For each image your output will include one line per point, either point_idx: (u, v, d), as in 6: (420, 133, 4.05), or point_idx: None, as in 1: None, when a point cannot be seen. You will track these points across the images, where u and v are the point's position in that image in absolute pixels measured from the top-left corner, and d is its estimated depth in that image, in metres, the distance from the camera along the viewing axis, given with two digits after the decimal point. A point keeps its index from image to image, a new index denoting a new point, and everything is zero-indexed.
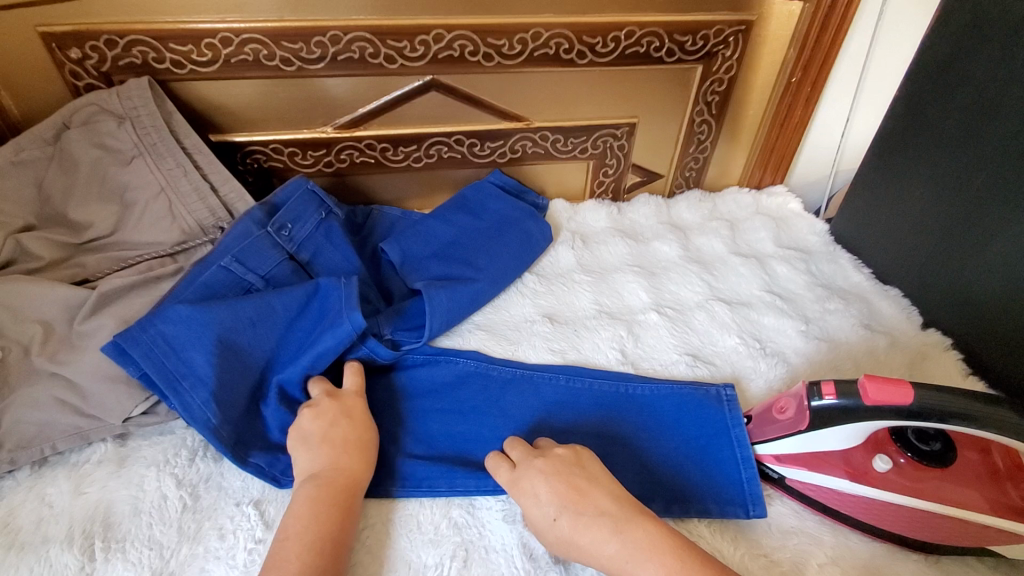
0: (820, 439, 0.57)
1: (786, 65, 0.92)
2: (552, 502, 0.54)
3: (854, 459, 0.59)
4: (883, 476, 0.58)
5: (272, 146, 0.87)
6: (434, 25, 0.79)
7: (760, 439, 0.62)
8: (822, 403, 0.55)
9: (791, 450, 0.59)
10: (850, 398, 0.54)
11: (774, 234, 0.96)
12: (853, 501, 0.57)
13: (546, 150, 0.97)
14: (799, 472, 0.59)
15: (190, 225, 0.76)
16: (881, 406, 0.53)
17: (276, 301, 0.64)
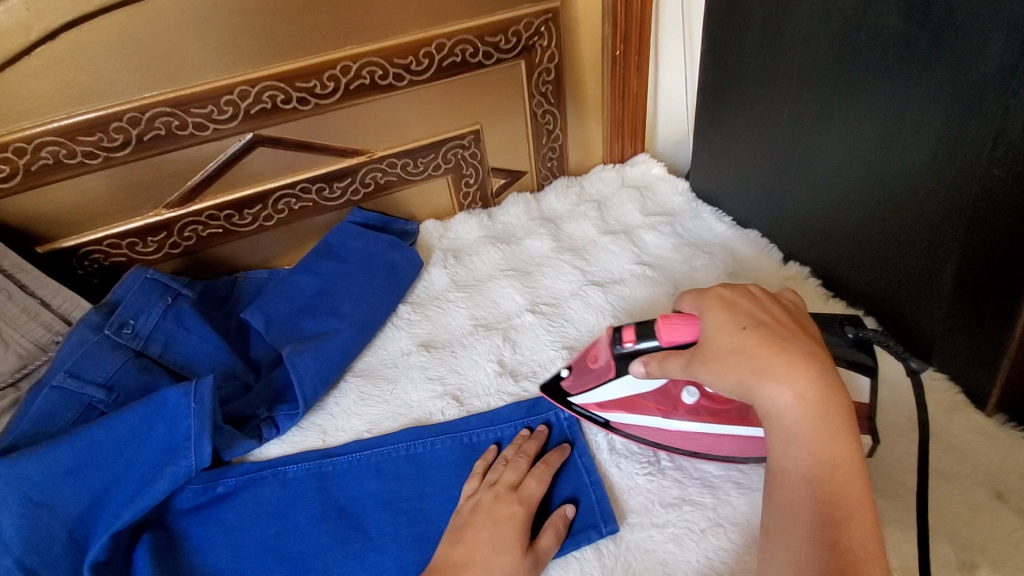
0: (627, 383, 0.59)
1: (605, 41, 0.94)
2: (759, 322, 0.49)
3: (666, 396, 0.60)
4: (690, 407, 0.59)
5: (108, 243, 0.83)
6: (235, 83, 0.77)
7: (581, 390, 0.62)
8: (624, 350, 0.56)
9: (612, 396, 0.61)
10: (647, 341, 0.55)
11: (640, 204, 0.98)
12: (666, 433, 0.61)
13: (399, 175, 0.95)
14: (619, 415, 0.62)
15: (26, 347, 0.72)
16: (675, 344, 0.53)
17: (102, 437, 0.59)
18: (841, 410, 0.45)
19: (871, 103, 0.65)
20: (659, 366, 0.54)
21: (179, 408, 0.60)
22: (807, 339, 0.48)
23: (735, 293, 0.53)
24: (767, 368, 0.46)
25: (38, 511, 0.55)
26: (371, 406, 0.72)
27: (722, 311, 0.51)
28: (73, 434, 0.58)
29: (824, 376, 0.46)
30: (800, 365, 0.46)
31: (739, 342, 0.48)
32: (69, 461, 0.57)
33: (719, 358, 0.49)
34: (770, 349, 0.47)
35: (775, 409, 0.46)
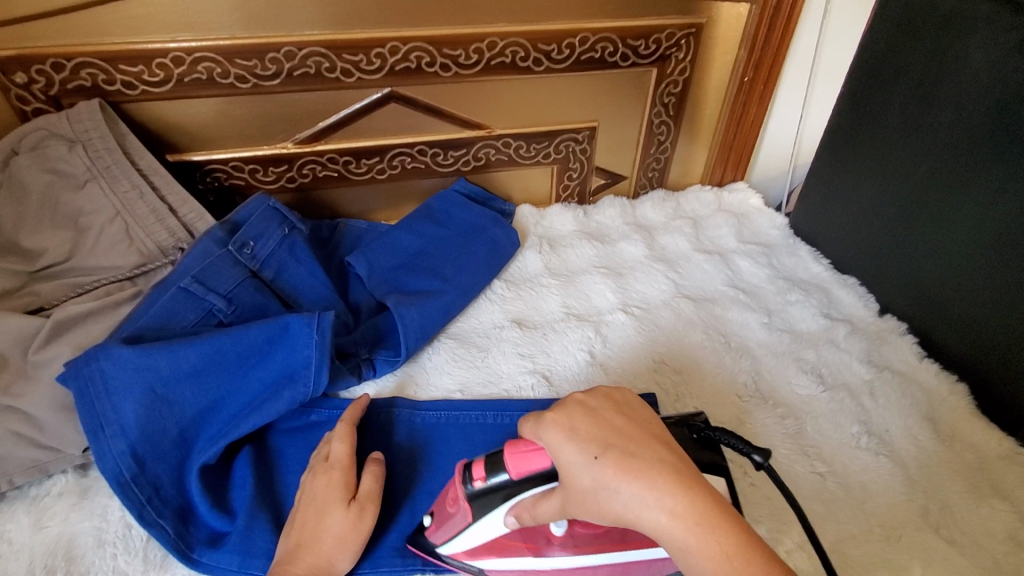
0: (487, 526, 0.54)
1: (737, 66, 0.95)
2: (608, 444, 0.45)
3: (531, 532, 0.56)
4: (566, 536, 0.56)
5: (233, 164, 0.87)
6: (389, 38, 0.79)
7: (443, 539, 0.56)
8: (474, 488, 0.53)
9: (469, 545, 0.55)
10: (496, 475, 0.52)
11: (736, 230, 0.98)
12: (567, 572, 0.57)
13: (509, 156, 0.97)
14: (491, 560, 0.57)
15: (149, 248, 0.74)
16: (527, 474, 0.51)
17: (226, 346, 0.60)
18: (705, 503, 0.42)
19: (1013, 175, 0.66)
20: (529, 513, 0.51)
21: (301, 336, 0.62)
22: (648, 445, 0.46)
23: (569, 412, 0.48)
24: (622, 490, 0.43)
25: (156, 402, 0.58)
26: (463, 368, 0.74)
27: (591, 421, 0.47)
28: (200, 338, 0.60)
29: (670, 482, 0.43)
30: (657, 482, 0.43)
31: (597, 475, 0.44)
32: (193, 363, 0.59)
33: (590, 493, 0.45)
34: (627, 475, 0.43)
35: (654, 529, 0.42)
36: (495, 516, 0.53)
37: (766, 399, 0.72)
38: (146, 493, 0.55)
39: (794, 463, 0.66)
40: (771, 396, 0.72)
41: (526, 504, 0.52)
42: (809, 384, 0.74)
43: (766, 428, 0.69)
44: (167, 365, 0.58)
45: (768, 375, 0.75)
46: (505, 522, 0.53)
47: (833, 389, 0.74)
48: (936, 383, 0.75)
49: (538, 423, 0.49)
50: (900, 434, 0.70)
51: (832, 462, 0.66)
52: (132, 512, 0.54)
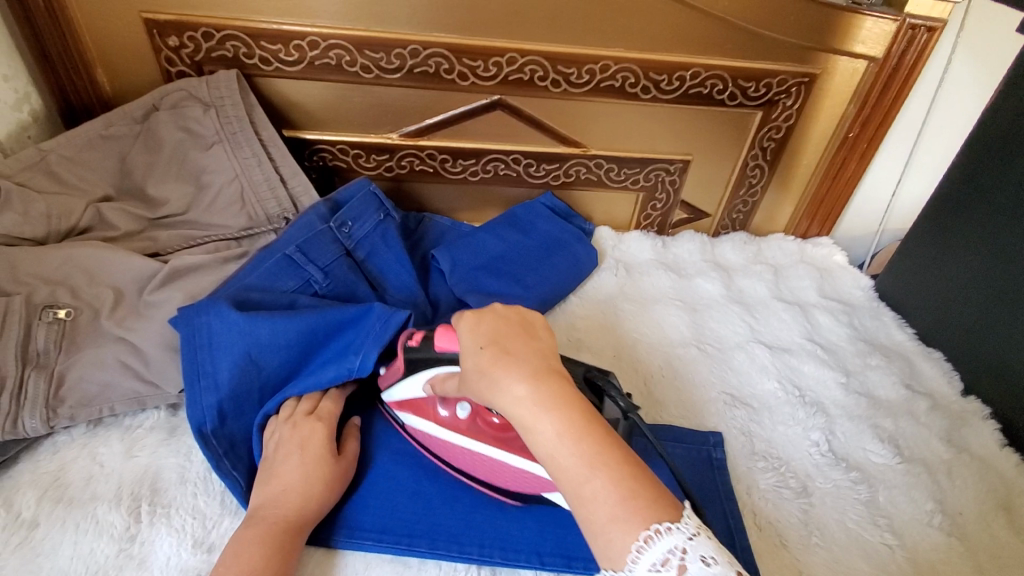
0: (411, 385, 0.59)
1: (844, 121, 0.94)
2: (495, 341, 0.50)
3: (444, 400, 0.59)
4: (467, 418, 0.58)
5: (339, 147, 0.91)
6: (508, 48, 0.83)
7: (386, 387, 0.62)
8: (409, 351, 0.58)
9: (400, 398, 0.61)
10: (427, 344, 0.57)
11: (818, 284, 0.96)
12: (449, 446, 0.60)
13: (598, 177, 0.98)
14: (410, 417, 0.62)
15: (258, 213, 0.79)
16: (447, 352, 0.55)
17: (320, 331, 0.62)
18: (560, 394, 0.46)
19: None
20: (439, 386, 0.56)
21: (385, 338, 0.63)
22: (531, 349, 0.50)
23: (481, 314, 0.53)
24: (488, 377, 0.48)
25: (250, 365, 0.60)
26: None
27: (493, 324, 0.51)
28: (300, 314, 0.62)
29: (536, 375, 0.47)
30: (520, 368, 0.47)
31: (476, 361, 0.49)
32: (289, 339, 0.61)
33: (471, 376, 0.50)
34: (496, 363, 0.48)
35: (507, 411, 0.47)
36: (416, 379, 0.58)
37: (837, 460, 0.70)
38: (223, 447, 0.58)
39: (862, 530, 0.63)
40: (843, 459, 0.70)
41: (439, 378, 0.56)
42: (883, 454, 0.71)
43: (835, 489, 0.67)
44: (265, 336, 0.60)
45: (840, 436, 0.73)
46: (422, 387, 0.58)
47: (908, 461, 0.71)
48: (1019, 475, 0.71)
49: (461, 312, 0.54)
50: (976, 521, 0.66)
51: (902, 538, 0.64)
52: (210, 461, 0.57)
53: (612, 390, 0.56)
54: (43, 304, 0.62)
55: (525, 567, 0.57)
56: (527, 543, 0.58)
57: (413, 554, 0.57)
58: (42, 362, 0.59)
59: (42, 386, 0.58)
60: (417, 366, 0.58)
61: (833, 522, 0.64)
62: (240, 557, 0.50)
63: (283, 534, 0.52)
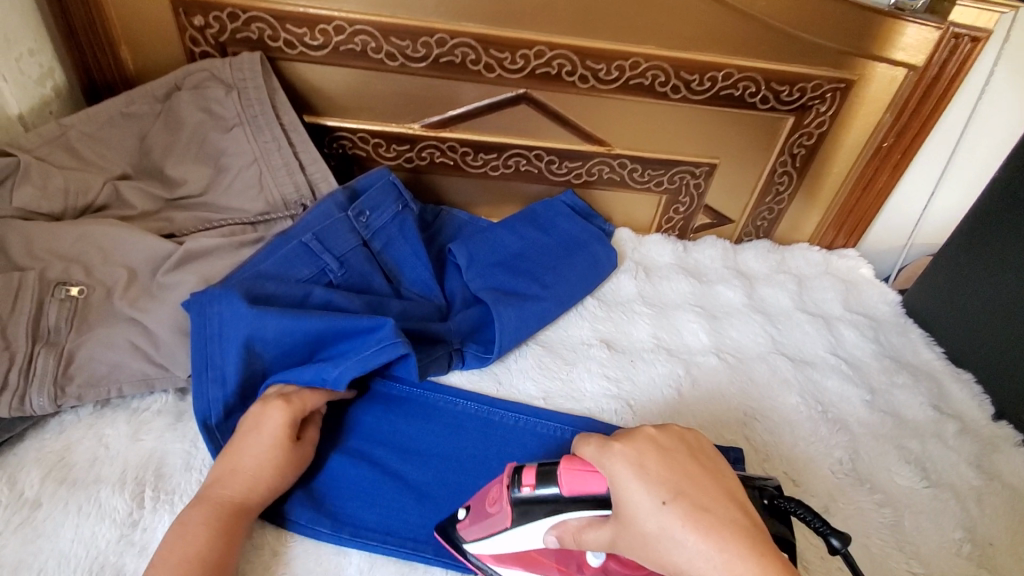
0: (524, 533, 0.53)
1: (877, 130, 0.91)
2: (679, 492, 0.44)
3: (560, 557, 0.57)
4: (598, 567, 0.55)
5: (360, 135, 0.90)
6: (538, 41, 0.81)
7: (474, 535, 0.55)
8: (520, 494, 0.52)
9: (493, 550, 0.55)
10: (547, 486, 0.51)
11: (843, 296, 0.93)
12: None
13: (621, 178, 0.96)
14: (516, 568, 0.57)
15: (275, 198, 0.77)
16: (578, 495, 0.50)
17: (325, 331, 0.61)
18: (782, 573, 0.40)
19: None
20: (571, 536, 0.51)
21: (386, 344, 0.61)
22: (718, 497, 0.44)
23: (637, 446, 0.47)
24: (689, 543, 0.42)
25: (257, 358, 0.60)
26: (549, 377, 0.74)
27: (664, 462, 0.46)
28: (309, 316, 0.60)
29: (750, 545, 0.41)
30: (720, 534, 0.41)
31: (664, 520, 0.43)
32: (295, 336, 0.60)
33: (651, 538, 0.44)
34: (694, 526, 0.42)
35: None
36: (533, 527, 0.52)
37: (862, 481, 0.68)
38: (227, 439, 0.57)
39: (887, 556, 0.61)
40: (868, 480, 0.68)
41: (569, 527, 0.51)
42: (909, 478, 0.69)
43: (859, 512, 0.64)
44: (270, 333, 0.59)
45: (865, 456, 0.70)
46: (546, 536, 0.53)
47: (936, 485, 0.69)
48: None
49: (609, 445, 0.48)
50: (1007, 551, 0.64)
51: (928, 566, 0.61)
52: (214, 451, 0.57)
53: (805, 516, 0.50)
54: (56, 281, 0.61)
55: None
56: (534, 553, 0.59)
57: (418, 558, 0.57)
58: (53, 340, 0.59)
59: (50, 364, 0.57)
60: (535, 515, 0.52)
61: (856, 545, 0.61)
62: (182, 540, 0.49)
63: (229, 516, 0.51)
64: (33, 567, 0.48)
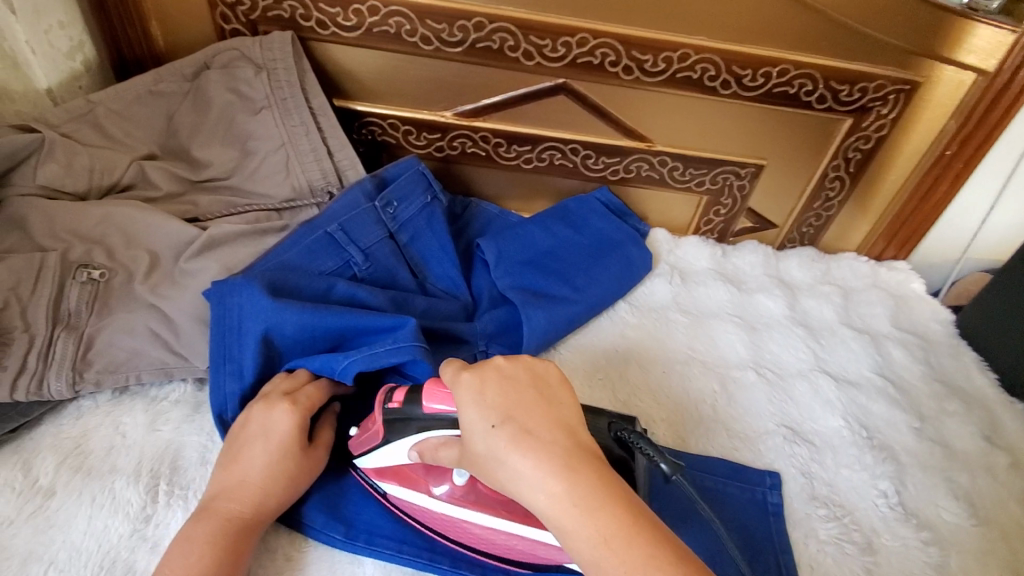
0: (395, 451, 0.53)
1: (941, 136, 0.84)
2: (507, 416, 0.44)
3: (434, 474, 0.55)
4: (466, 488, 0.54)
5: (390, 121, 0.86)
6: (581, 28, 0.76)
7: (360, 450, 0.56)
8: (387, 409, 0.53)
9: (383, 464, 0.55)
10: (411, 403, 0.51)
11: (892, 312, 0.87)
12: (451, 522, 0.55)
13: (660, 176, 0.91)
14: (390, 485, 0.56)
15: (301, 184, 0.75)
16: (438, 414, 0.50)
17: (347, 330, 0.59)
18: (596, 492, 0.41)
19: None
20: (430, 453, 0.51)
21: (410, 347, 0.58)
22: (549, 423, 0.44)
23: (482, 375, 0.46)
24: (515, 464, 0.42)
25: (277, 351, 0.58)
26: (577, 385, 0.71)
27: (501, 388, 0.45)
28: (331, 312, 0.58)
29: (568, 467, 0.42)
30: (550, 459, 0.42)
31: (490, 443, 0.43)
32: (316, 333, 0.58)
33: (483, 460, 0.44)
34: (518, 449, 0.42)
35: (540, 509, 0.41)
36: (401, 443, 0.53)
37: (907, 515, 0.64)
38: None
39: None
40: (913, 515, 0.64)
41: (430, 444, 0.51)
42: (957, 515, 0.64)
43: (903, 549, 0.61)
44: (291, 329, 0.57)
45: (911, 488, 0.66)
46: (409, 453, 0.53)
47: (986, 525, 0.64)
48: None
49: (456, 375, 0.47)
50: None
51: None
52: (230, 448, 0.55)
53: (646, 447, 0.51)
54: (78, 262, 0.60)
55: None
56: None
57: (434, 569, 0.54)
58: (73, 323, 0.57)
59: (70, 349, 0.56)
60: (404, 430, 0.52)
61: None
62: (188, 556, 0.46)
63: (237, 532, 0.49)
64: (45, 557, 0.48)
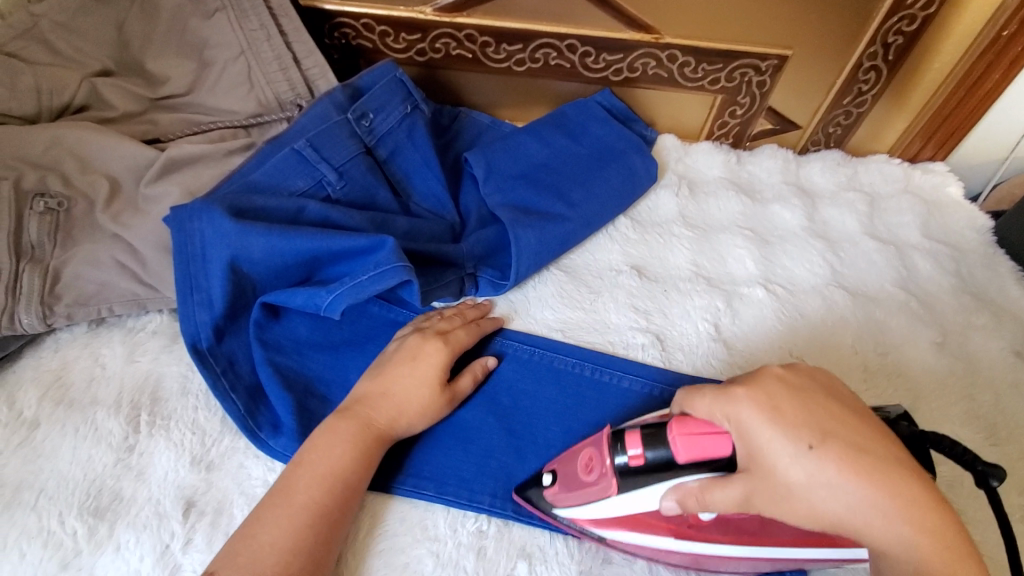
0: (646, 497, 0.47)
1: (1002, 11, 0.72)
2: (823, 434, 0.41)
3: (675, 518, 0.48)
4: (705, 522, 0.48)
5: (364, 21, 0.77)
6: None
7: (565, 502, 0.50)
8: (624, 463, 0.46)
9: (605, 516, 0.49)
10: (655, 450, 0.45)
11: (922, 220, 0.79)
12: (687, 555, 0.50)
13: (669, 74, 0.81)
14: (619, 533, 0.50)
15: (268, 98, 0.68)
16: (698, 460, 0.44)
17: (322, 254, 0.55)
18: (913, 485, 0.39)
19: None
20: (695, 499, 0.44)
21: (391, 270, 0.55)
22: (862, 430, 0.42)
23: (762, 389, 0.43)
24: (848, 492, 0.39)
25: (251, 280, 0.55)
26: (569, 306, 0.67)
27: (793, 399, 0.42)
28: (300, 234, 0.54)
29: (920, 481, 0.40)
30: (887, 476, 0.39)
31: (812, 466, 0.40)
32: (286, 257, 0.54)
33: (792, 488, 0.40)
34: (849, 473, 0.39)
35: (844, 517, 0.40)
36: (654, 493, 0.46)
37: None
38: (221, 366, 0.54)
39: None
40: None
41: (691, 488, 0.44)
42: (973, 434, 0.62)
43: None
44: (261, 255, 0.54)
45: (926, 408, 0.63)
46: (664, 501, 0.46)
47: (1004, 443, 0.61)
48: None
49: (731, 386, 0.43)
50: None
51: (978, 528, 0.56)
52: (207, 380, 0.53)
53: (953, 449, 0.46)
54: (33, 191, 0.57)
55: (538, 523, 0.54)
56: None
57: (419, 496, 0.54)
58: (37, 256, 0.55)
59: (36, 282, 0.54)
60: (653, 478, 0.46)
61: None
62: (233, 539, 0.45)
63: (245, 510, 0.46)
64: (35, 485, 0.49)
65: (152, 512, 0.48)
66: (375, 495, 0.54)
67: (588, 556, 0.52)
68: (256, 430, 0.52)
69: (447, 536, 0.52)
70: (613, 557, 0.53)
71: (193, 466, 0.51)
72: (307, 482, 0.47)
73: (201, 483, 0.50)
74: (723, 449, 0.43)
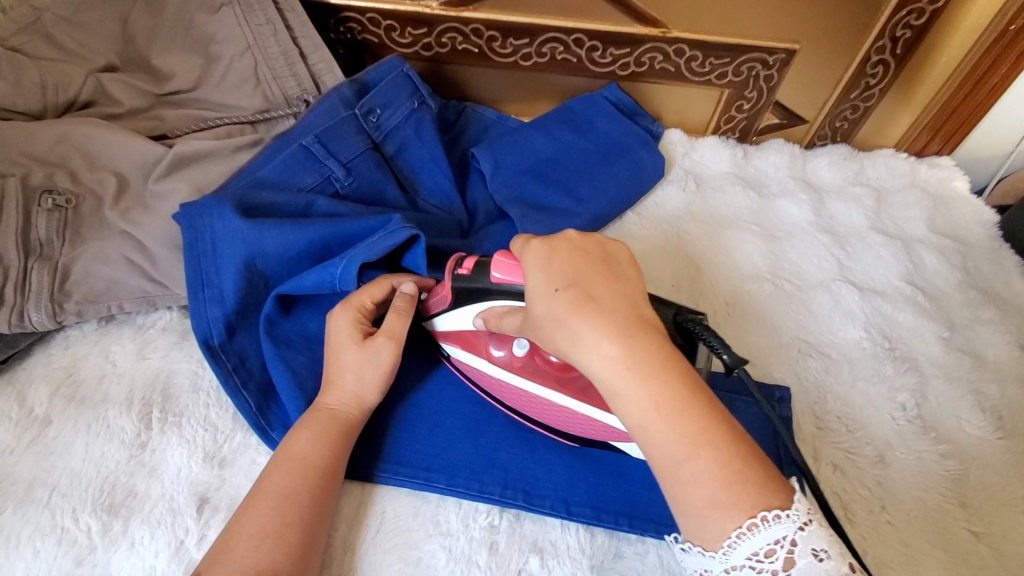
0: (466, 316, 0.54)
1: (1009, 6, 0.72)
2: (571, 282, 0.43)
3: (498, 340, 0.55)
4: (524, 360, 0.54)
5: (370, 16, 0.77)
6: None
7: (428, 317, 0.57)
8: (457, 275, 0.52)
9: (449, 328, 0.56)
10: (481, 275, 0.50)
11: (929, 215, 0.79)
12: (514, 392, 0.56)
13: (676, 68, 0.81)
14: (456, 352, 0.57)
15: (274, 93, 0.68)
16: (507, 284, 0.48)
17: (332, 241, 0.55)
18: (664, 357, 0.40)
19: None
20: (494, 322, 0.51)
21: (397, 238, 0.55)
22: (620, 298, 0.42)
23: (553, 245, 0.46)
24: (574, 328, 0.41)
25: (262, 277, 0.55)
26: None
27: (569, 258, 0.44)
28: (310, 223, 0.54)
29: (627, 334, 0.40)
30: (629, 334, 0.40)
31: (551, 306, 0.42)
32: (298, 250, 0.54)
33: (539, 322, 0.43)
34: (580, 313, 0.41)
35: (592, 368, 0.41)
36: (468, 309, 0.53)
37: (925, 428, 0.62)
38: (232, 362, 0.54)
39: (942, 515, 0.57)
40: (932, 428, 0.61)
41: (496, 312, 0.51)
42: (980, 427, 0.62)
43: (918, 462, 0.60)
44: (273, 249, 0.54)
45: (933, 402, 0.63)
46: (474, 320, 0.54)
47: (1011, 437, 0.62)
48: None
49: (526, 245, 0.46)
50: None
51: (988, 521, 0.57)
52: (219, 377, 0.53)
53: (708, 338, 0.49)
54: (41, 188, 0.56)
55: (548, 515, 0.53)
56: (555, 489, 0.55)
57: (430, 490, 0.54)
58: (46, 253, 0.55)
59: (46, 280, 0.54)
60: (470, 297, 0.52)
61: (909, 499, 0.57)
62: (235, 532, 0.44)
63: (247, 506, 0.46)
64: (48, 482, 0.49)
65: (166, 508, 0.48)
66: (387, 490, 0.54)
67: (600, 552, 0.52)
68: (268, 428, 0.52)
69: (459, 532, 0.53)
70: (625, 552, 0.53)
71: (206, 463, 0.51)
72: (275, 469, 0.47)
73: (214, 480, 0.50)
74: (522, 279, 0.47)
